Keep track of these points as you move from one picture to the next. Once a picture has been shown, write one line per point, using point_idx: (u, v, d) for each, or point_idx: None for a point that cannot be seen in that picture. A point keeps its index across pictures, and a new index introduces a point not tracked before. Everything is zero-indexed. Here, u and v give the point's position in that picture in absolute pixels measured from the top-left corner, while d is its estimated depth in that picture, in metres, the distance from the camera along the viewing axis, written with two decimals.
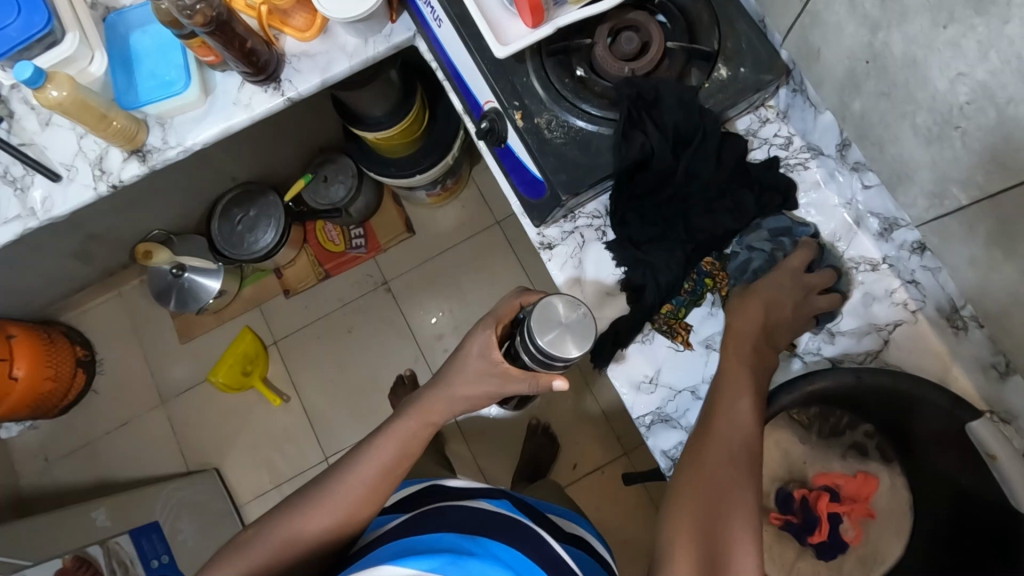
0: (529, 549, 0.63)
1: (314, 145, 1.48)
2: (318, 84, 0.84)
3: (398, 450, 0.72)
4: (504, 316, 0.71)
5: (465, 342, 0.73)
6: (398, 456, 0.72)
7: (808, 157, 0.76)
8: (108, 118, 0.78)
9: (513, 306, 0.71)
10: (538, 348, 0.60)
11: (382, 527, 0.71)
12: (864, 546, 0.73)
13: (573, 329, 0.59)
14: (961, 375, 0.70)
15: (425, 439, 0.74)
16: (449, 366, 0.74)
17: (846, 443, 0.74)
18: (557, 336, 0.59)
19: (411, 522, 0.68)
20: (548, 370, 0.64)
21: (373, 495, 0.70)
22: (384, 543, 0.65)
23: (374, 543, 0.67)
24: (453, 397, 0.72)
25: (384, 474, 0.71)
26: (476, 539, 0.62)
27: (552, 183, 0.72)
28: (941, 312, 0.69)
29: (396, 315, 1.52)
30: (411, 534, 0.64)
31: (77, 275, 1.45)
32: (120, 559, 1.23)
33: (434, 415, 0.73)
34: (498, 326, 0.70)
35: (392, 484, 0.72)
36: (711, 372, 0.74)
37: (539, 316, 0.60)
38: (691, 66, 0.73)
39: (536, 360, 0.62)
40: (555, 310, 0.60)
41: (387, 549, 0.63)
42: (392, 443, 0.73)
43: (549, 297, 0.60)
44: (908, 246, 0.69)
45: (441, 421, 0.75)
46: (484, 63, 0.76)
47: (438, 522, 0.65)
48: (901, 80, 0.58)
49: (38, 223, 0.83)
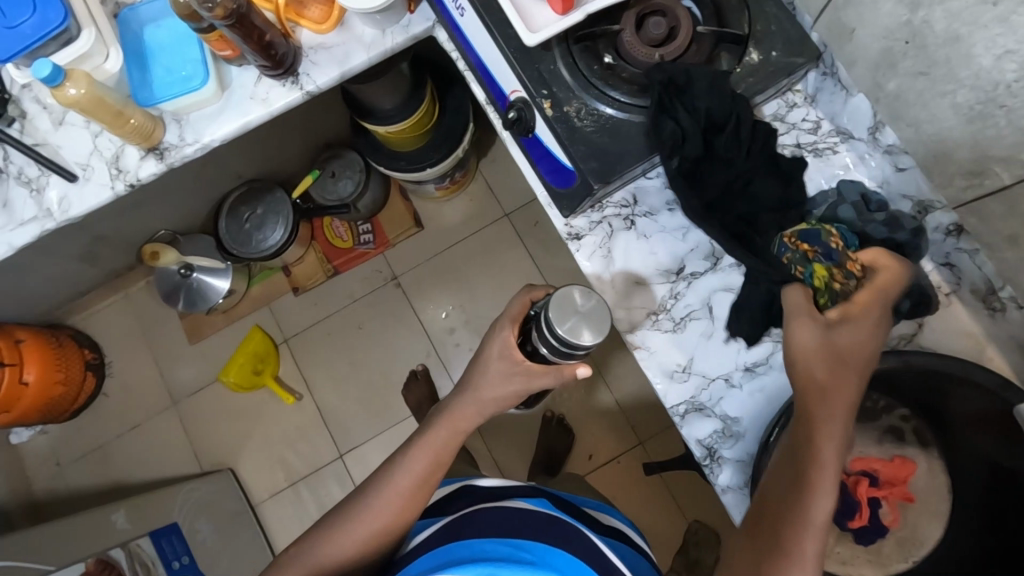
0: (580, 554, 0.63)
1: (320, 142, 1.46)
2: (337, 78, 0.82)
3: (432, 446, 0.72)
4: (515, 315, 0.70)
5: (484, 344, 0.71)
6: (430, 454, 0.71)
7: (838, 142, 0.75)
8: (124, 115, 0.76)
9: (524, 302, 0.70)
10: (557, 337, 0.59)
11: (419, 535, 0.71)
12: (903, 529, 0.72)
13: (591, 316, 0.57)
14: (995, 355, 0.71)
15: (455, 436, 0.73)
16: (472, 367, 0.72)
17: (882, 426, 0.74)
18: (575, 324, 0.57)
19: (449, 527, 0.67)
20: (568, 360, 0.63)
21: (411, 492, 0.70)
22: (425, 551, 0.65)
23: (411, 554, 0.67)
24: (483, 392, 0.71)
25: (419, 474, 0.71)
26: (520, 543, 0.62)
27: (583, 171, 0.72)
28: (976, 293, 0.69)
29: (408, 310, 1.51)
30: (450, 540, 0.65)
31: (83, 277, 1.43)
32: (142, 560, 1.16)
33: (464, 412, 0.72)
34: (514, 327, 0.69)
35: (429, 481, 0.71)
36: (745, 359, 0.74)
37: (557, 302, 0.58)
38: (721, 50, 0.72)
39: (556, 351, 0.62)
40: (572, 299, 0.58)
41: (432, 556, 0.64)
42: (426, 440, 0.72)
43: (557, 287, 0.59)
44: (943, 229, 0.69)
45: (469, 430, 0.74)
46: (509, 51, 0.75)
47: (479, 529, 0.64)
48: (942, 58, 0.57)
49: (55, 224, 0.82)
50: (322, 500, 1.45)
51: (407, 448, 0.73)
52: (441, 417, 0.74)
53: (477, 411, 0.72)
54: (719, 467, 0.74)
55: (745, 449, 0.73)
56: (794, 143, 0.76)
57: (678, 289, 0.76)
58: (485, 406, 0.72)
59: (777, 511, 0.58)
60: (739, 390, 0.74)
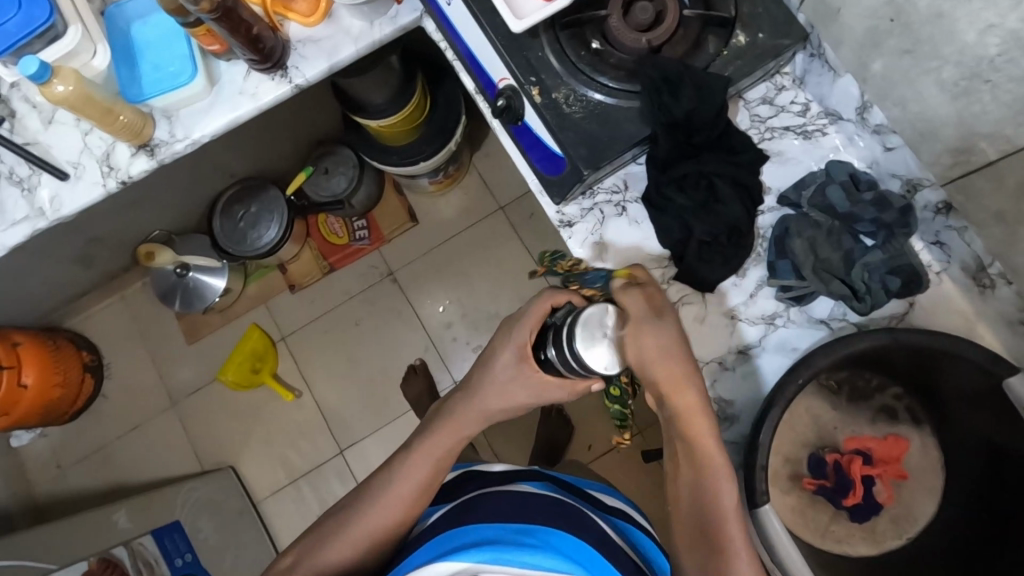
0: (586, 536, 0.64)
1: (313, 139, 1.46)
2: (326, 70, 0.82)
3: (430, 453, 0.72)
4: (533, 323, 0.66)
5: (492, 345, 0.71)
6: (430, 465, 0.72)
7: (826, 124, 0.76)
8: (114, 112, 0.76)
9: (546, 307, 0.65)
10: (574, 356, 0.56)
11: (428, 520, 0.73)
12: (898, 507, 0.74)
13: (615, 342, 0.55)
14: (986, 332, 0.71)
15: (452, 440, 0.73)
16: (478, 370, 0.72)
17: (876, 406, 0.75)
18: (599, 346, 0.55)
19: (450, 517, 0.68)
20: (584, 376, 0.62)
21: (415, 486, 0.71)
22: (430, 537, 0.66)
23: (415, 542, 0.68)
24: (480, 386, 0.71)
25: (416, 483, 0.71)
26: (528, 530, 0.62)
27: (573, 158, 0.73)
28: (966, 271, 0.70)
29: (404, 305, 1.51)
30: (457, 525, 0.66)
31: (79, 279, 1.43)
32: (144, 559, 1.18)
33: (454, 412, 0.73)
34: (531, 334, 0.66)
35: (436, 477, 0.72)
36: (736, 341, 0.75)
37: (584, 325, 0.56)
38: (707, 34, 0.73)
39: (573, 368, 0.59)
40: (597, 321, 0.56)
41: (437, 541, 0.64)
42: (424, 443, 0.73)
43: (588, 306, 0.56)
44: (932, 207, 0.69)
45: (470, 434, 0.74)
46: (497, 38, 0.76)
47: (479, 516, 0.66)
48: (926, 35, 0.57)
49: (47, 223, 0.82)
50: (323, 497, 1.46)
51: (403, 454, 0.73)
52: (432, 422, 0.75)
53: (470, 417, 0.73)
54: None
55: (741, 430, 0.74)
56: (783, 126, 0.77)
57: (669, 274, 0.76)
58: (484, 416, 0.73)
59: (696, 522, 0.61)
60: (734, 373, 0.75)
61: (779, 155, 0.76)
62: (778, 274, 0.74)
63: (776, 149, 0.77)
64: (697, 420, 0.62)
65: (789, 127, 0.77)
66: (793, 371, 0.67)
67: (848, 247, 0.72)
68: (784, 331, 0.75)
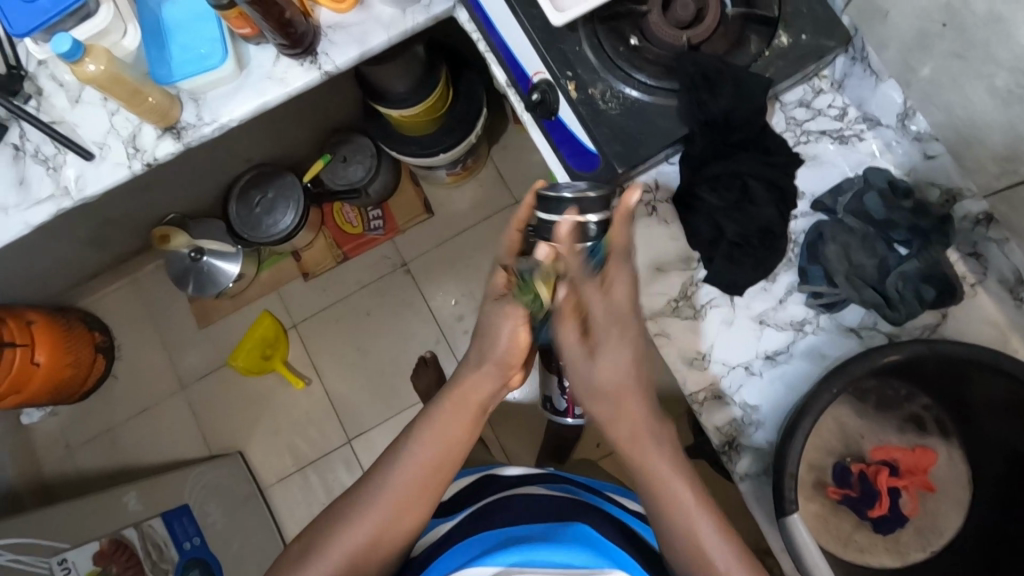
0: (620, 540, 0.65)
1: (329, 126, 1.44)
2: (356, 58, 0.81)
3: (441, 427, 0.66)
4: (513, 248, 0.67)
5: (485, 319, 0.64)
6: (434, 446, 0.66)
7: (864, 129, 0.75)
8: (142, 93, 0.75)
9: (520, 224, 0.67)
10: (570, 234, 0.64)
11: (441, 528, 0.73)
12: (923, 518, 0.73)
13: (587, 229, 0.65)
14: (1020, 345, 0.70)
15: (457, 416, 0.66)
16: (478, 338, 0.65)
17: (903, 415, 0.74)
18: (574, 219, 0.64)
19: (474, 521, 0.69)
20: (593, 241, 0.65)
21: (420, 483, 0.66)
22: (452, 544, 0.66)
23: (437, 548, 0.67)
24: (491, 358, 0.64)
25: (422, 469, 0.66)
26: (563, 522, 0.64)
27: (607, 154, 0.72)
28: (1003, 283, 0.69)
29: (417, 297, 1.51)
30: (485, 528, 0.66)
31: (92, 259, 1.43)
32: (153, 541, 1.19)
33: (469, 384, 0.66)
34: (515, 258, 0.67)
35: (438, 470, 0.66)
36: (763, 346, 0.74)
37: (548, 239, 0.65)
38: (749, 32, 0.72)
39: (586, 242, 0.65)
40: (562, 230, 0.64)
41: (463, 547, 0.64)
42: (431, 425, 0.66)
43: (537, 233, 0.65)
44: (971, 218, 0.68)
45: (486, 402, 0.67)
46: (533, 29, 0.74)
47: (509, 517, 0.67)
48: (981, 39, 0.57)
49: (72, 203, 0.81)
50: (329, 484, 1.46)
51: (413, 429, 0.67)
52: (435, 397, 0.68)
53: (495, 384, 0.66)
54: (737, 454, 0.74)
55: (764, 436, 0.73)
56: (819, 130, 0.75)
57: (698, 276, 0.76)
58: (495, 372, 0.65)
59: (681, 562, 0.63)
60: (760, 379, 0.74)
61: (814, 159, 0.75)
62: (809, 279, 0.73)
63: (811, 153, 0.75)
64: (643, 448, 0.62)
65: (826, 131, 0.75)
66: (826, 379, 0.66)
67: (883, 255, 0.71)
68: (813, 338, 0.74)
